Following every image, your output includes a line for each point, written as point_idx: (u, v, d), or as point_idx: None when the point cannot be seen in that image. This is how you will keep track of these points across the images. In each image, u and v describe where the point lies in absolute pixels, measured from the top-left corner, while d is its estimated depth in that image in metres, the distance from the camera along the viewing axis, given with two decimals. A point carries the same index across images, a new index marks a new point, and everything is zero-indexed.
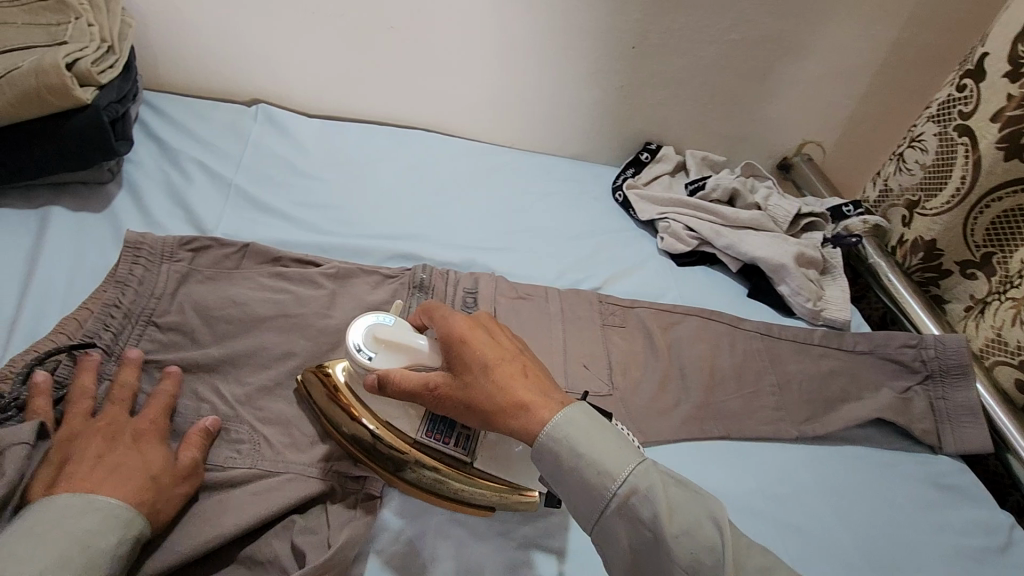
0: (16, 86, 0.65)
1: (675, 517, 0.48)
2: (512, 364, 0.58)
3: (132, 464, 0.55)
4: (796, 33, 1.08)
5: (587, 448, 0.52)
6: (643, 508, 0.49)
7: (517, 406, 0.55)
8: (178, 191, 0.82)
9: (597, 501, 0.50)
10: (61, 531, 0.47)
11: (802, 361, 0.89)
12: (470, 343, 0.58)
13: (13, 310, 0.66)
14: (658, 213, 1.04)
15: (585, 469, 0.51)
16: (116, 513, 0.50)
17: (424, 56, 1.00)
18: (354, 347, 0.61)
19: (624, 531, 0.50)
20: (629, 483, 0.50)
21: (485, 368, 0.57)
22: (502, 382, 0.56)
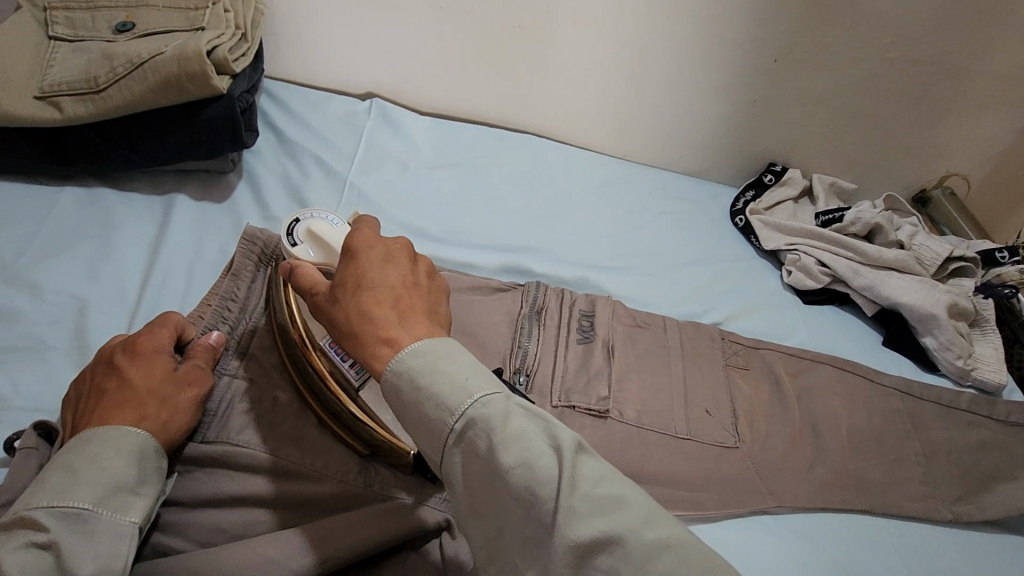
0: (160, 71, 0.64)
1: (522, 448, 0.40)
2: (388, 292, 0.49)
3: (136, 387, 0.50)
4: (966, 53, 0.95)
5: (432, 378, 0.44)
6: (481, 439, 0.41)
7: (375, 328, 0.47)
8: (297, 186, 0.81)
9: (439, 427, 0.43)
10: (65, 466, 0.44)
11: (949, 429, 0.78)
12: (359, 258, 0.50)
13: (135, 298, 0.62)
14: (786, 243, 0.95)
15: (427, 403, 0.43)
16: (114, 436, 0.47)
17: (548, 58, 0.95)
18: (290, 235, 0.64)
19: (461, 465, 0.43)
20: (469, 414, 0.42)
21: (370, 288, 0.49)
22: (371, 307, 0.48)
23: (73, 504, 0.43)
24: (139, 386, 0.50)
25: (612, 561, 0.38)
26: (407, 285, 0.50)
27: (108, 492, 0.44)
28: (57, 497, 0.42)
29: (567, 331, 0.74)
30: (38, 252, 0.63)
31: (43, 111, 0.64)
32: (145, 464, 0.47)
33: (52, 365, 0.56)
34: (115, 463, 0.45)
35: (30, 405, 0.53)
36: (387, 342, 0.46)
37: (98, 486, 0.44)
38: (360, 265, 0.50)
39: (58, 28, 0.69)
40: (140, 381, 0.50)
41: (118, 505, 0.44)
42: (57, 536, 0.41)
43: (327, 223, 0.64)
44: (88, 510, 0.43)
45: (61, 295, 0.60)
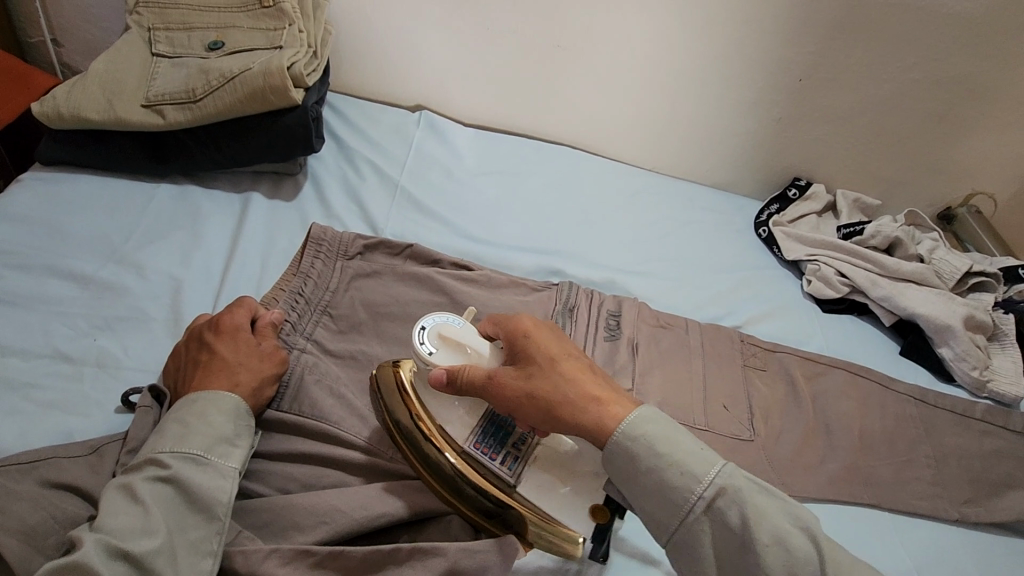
0: (250, 86, 0.74)
1: (773, 524, 0.49)
2: (584, 374, 0.57)
3: (226, 358, 0.60)
4: (991, 78, 0.99)
5: (665, 450, 0.52)
6: (731, 512, 0.50)
7: (589, 400, 0.56)
8: (354, 187, 0.89)
9: (680, 499, 0.51)
10: (182, 420, 0.55)
11: (962, 435, 0.82)
12: (507, 381, 0.57)
13: (219, 280, 0.72)
14: (807, 254, 0.99)
15: (669, 473, 0.51)
16: (213, 400, 0.56)
17: (585, 75, 1.03)
18: (418, 341, 0.62)
19: (707, 532, 0.50)
20: (715, 483, 0.51)
21: (560, 402, 0.55)
22: (566, 410, 0.55)
23: (189, 449, 0.53)
24: (229, 357, 0.60)
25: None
26: (569, 354, 0.59)
27: (215, 441, 0.54)
28: (177, 444, 0.53)
29: (596, 326, 0.80)
30: (141, 238, 0.73)
31: (148, 117, 0.75)
32: (240, 422, 0.57)
33: (154, 334, 0.65)
34: (217, 419, 0.55)
35: (137, 366, 0.62)
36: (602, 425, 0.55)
37: (207, 435, 0.54)
38: (533, 371, 0.57)
39: (159, 46, 0.81)
40: (229, 353, 0.60)
41: (220, 453, 0.54)
42: (177, 471, 0.51)
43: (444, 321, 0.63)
44: (200, 454, 0.53)
45: (161, 276, 0.70)
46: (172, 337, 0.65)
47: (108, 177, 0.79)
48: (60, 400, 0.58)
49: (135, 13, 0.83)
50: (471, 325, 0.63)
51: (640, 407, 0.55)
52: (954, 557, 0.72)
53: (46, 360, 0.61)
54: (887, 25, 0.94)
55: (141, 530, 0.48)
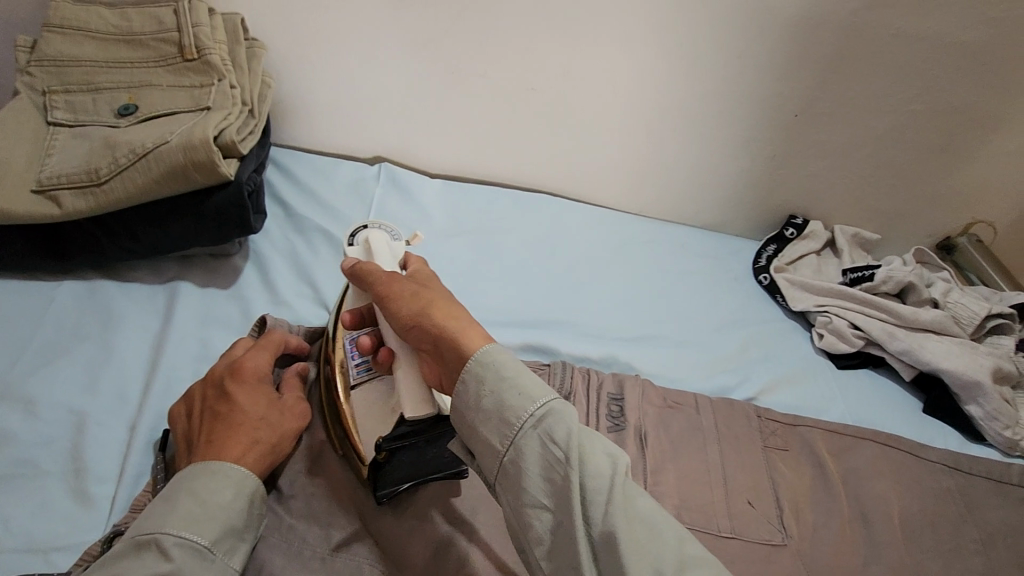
0: (166, 163, 0.61)
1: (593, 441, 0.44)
2: (465, 307, 0.54)
3: (247, 416, 0.52)
4: (995, 105, 0.93)
5: (514, 373, 0.47)
6: (557, 430, 0.44)
7: (447, 320, 0.51)
8: (306, 263, 0.77)
9: (511, 422, 0.46)
10: (194, 495, 0.46)
11: (1004, 508, 0.74)
12: (410, 292, 0.54)
13: (137, 404, 0.58)
14: (816, 304, 0.91)
15: (506, 390, 0.47)
16: (231, 472, 0.48)
17: (562, 117, 0.92)
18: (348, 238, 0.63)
19: (529, 456, 0.44)
20: (547, 405, 0.46)
21: (430, 308, 0.52)
22: (437, 321, 0.51)
23: (198, 539, 0.44)
24: (252, 413, 0.53)
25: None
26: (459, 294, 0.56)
27: (225, 533, 0.46)
28: (186, 527, 0.44)
29: (597, 417, 0.69)
30: (37, 359, 0.59)
31: (40, 207, 0.61)
32: (252, 511, 0.49)
33: (49, 495, 0.51)
34: (232, 502, 0.47)
35: (23, 544, 0.48)
36: (461, 335, 0.50)
37: (217, 521, 0.46)
38: (416, 287, 0.54)
39: (57, 114, 0.67)
40: (251, 410, 0.53)
41: (226, 548, 0.46)
42: (181, 568, 0.43)
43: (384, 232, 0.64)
44: (207, 547, 0.44)
45: (62, 411, 0.56)
46: (73, 496, 0.51)
47: None
48: None
49: (26, 73, 0.69)
50: (401, 245, 0.63)
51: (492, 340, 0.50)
52: None
53: None
54: (888, 55, 0.86)
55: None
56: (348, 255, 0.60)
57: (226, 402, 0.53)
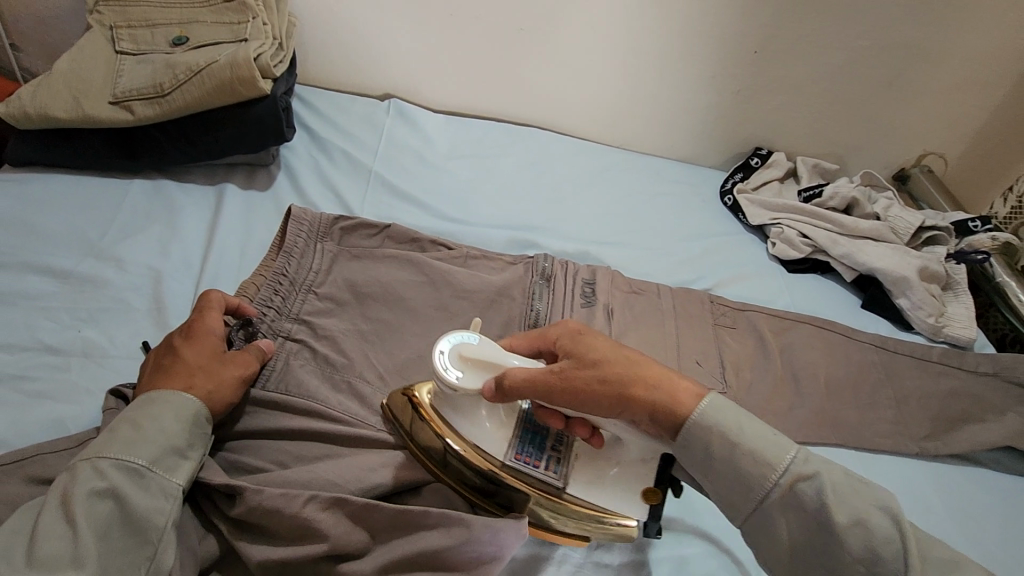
0: (216, 77, 0.75)
1: (851, 506, 0.44)
2: (627, 362, 0.54)
3: (187, 362, 0.59)
4: (934, 40, 1.04)
5: (732, 437, 0.48)
6: (808, 494, 0.45)
7: (645, 381, 0.52)
8: (328, 175, 0.91)
9: (751, 488, 0.47)
10: (133, 422, 0.52)
11: (921, 378, 0.86)
12: (578, 375, 0.54)
13: (199, 269, 0.73)
14: (770, 218, 1.04)
15: (743, 462, 0.48)
16: (169, 401, 0.55)
17: (549, 56, 1.05)
18: (440, 366, 0.57)
19: (783, 520, 0.47)
20: (793, 470, 0.47)
21: (592, 385, 0.53)
22: (633, 387, 0.52)
23: (134, 460, 0.50)
24: (190, 360, 0.58)
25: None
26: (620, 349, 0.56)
27: (162, 455, 0.52)
28: (123, 452, 0.50)
29: (573, 295, 0.82)
30: (117, 232, 0.74)
31: (116, 114, 0.75)
32: (195, 432, 0.55)
33: (139, 325, 0.66)
34: (171, 427, 0.53)
35: (123, 354, 0.63)
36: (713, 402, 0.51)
37: (154, 445, 0.52)
38: (591, 367, 0.54)
39: (124, 43, 0.80)
40: (191, 357, 0.59)
41: (167, 467, 0.52)
42: (116, 485, 0.49)
43: (465, 340, 0.58)
44: (144, 467, 0.50)
45: (140, 268, 0.71)
46: (156, 327, 0.66)
47: (83, 176, 0.80)
48: (48, 390, 0.59)
49: (97, 12, 0.82)
50: (494, 343, 0.59)
51: (715, 398, 0.50)
52: (920, 491, 0.76)
53: (34, 352, 0.62)
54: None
55: (75, 557, 0.45)
56: (465, 386, 0.56)
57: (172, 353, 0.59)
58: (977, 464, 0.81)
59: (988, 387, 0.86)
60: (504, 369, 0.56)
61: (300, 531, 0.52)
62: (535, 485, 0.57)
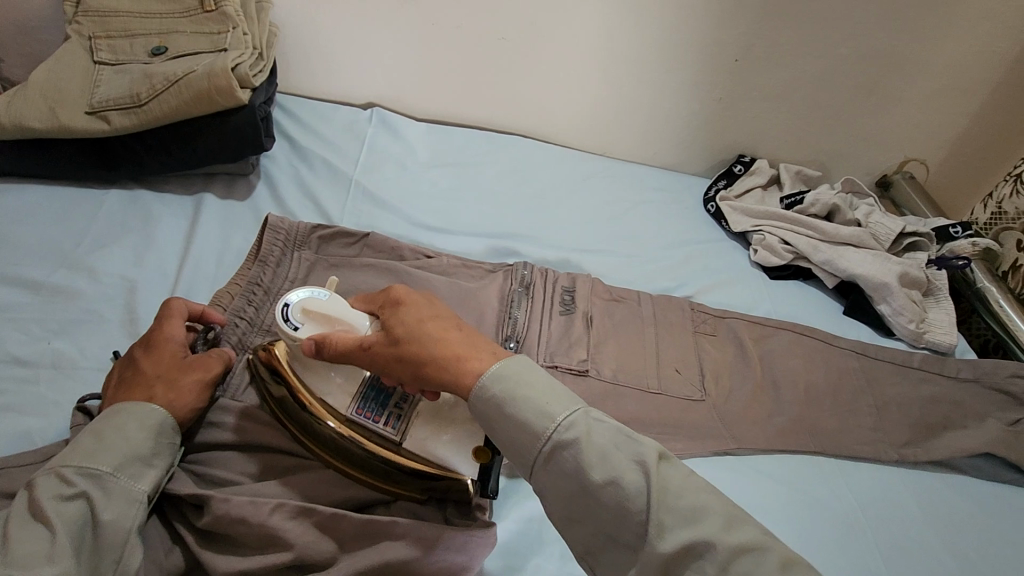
0: (194, 87, 0.75)
1: (609, 464, 0.44)
2: (432, 332, 0.54)
3: (147, 373, 0.58)
4: (912, 48, 1.05)
5: (542, 407, 0.47)
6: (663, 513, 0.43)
7: (448, 357, 0.52)
8: (308, 184, 0.91)
9: (530, 448, 0.47)
10: (96, 432, 0.52)
11: (901, 384, 0.86)
12: (382, 349, 0.55)
13: (174, 280, 0.73)
14: (752, 225, 1.05)
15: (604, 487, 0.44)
16: (131, 409, 0.54)
17: (530, 65, 1.05)
18: (281, 318, 0.59)
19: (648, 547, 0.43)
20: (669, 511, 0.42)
21: (427, 356, 0.53)
22: (434, 364, 0.52)
23: (99, 467, 0.50)
24: (149, 371, 0.58)
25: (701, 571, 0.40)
26: (432, 316, 0.56)
27: (128, 461, 0.52)
28: (87, 460, 0.50)
29: (552, 303, 0.82)
30: (92, 243, 0.74)
31: (93, 124, 0.75)
32: (161, 440, 0.54)
33: (110, 336, 0.66)
34: (135, 434, 0.53)
35: (94, 365, 0.63)
36: (467, 360, 0.52)
37: (120, 452, 0.51)
38: (390, 338, 0.55)
39: (102, 54, 0.80)
40: (150, 368, 0.58)
41: (133, 473, 0.52)
42: (83, 490, 0.49)
43: (315, 297, 0.61)
44: (109, 474, 0.50)
45: (114, 278, 0.71)
46: (128, 338, 0.66)
47: (60, 186, 0.80)
48: (17, 402, 0.59)
49: (74, 22, 0.82)
50: (339, 298, 0.61)
51: (515, 358, 0.51)
52: (900, 499, 0.76)
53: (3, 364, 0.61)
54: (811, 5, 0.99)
55: (48, 559, 0.44)
56: (294, 335, 0.58)
57: (132, 364, 0.59)
58: (958, 472, 0.81)
59: (968, 393, 0.86)
60: (342, 323, 0.58)
61: (268, 542, 0.52)
62: (399, 452, 0.58)
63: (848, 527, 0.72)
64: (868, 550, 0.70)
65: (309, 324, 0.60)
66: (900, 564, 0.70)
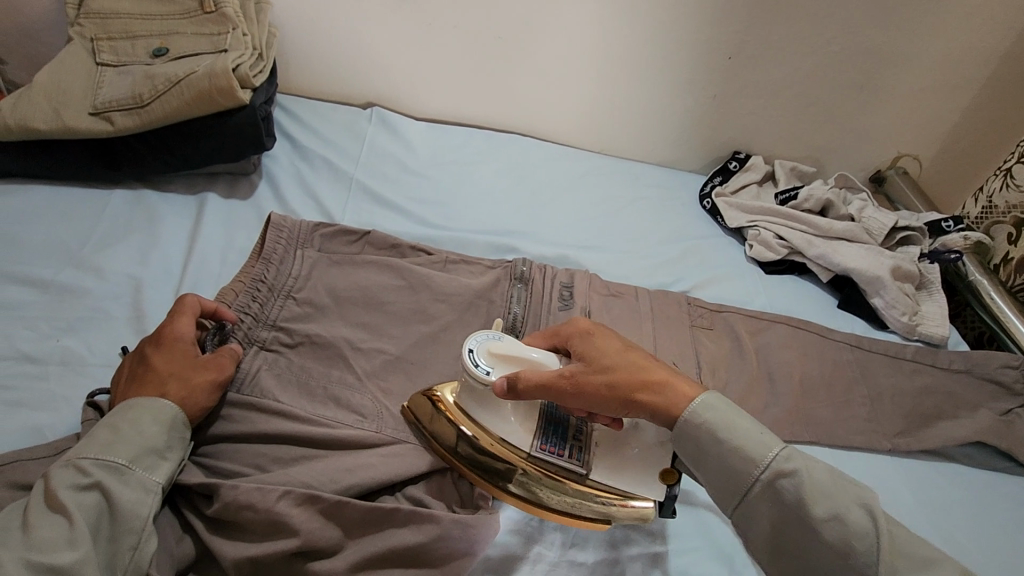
0: (195, 87, 0.76)
1: (763, 456, 0.51)
2: (632, 362, 0.57)
3: (158, 370, 0.59)
4: (903, 44, 1.06)
5: (728, 433, 0.53)
6: (789, 489, 0.49)
7: (656, 385, 0.56)
8: (309, 183, 0.92)
9: (745, 476, 0.51)
10: (111, 424, 0.54)
11: (894, 375, 0.88)
12: (588, 382, 0.56)
13: (179, 278, 0.74)
14: (748, 221, 1.06)
15: (731, 459, 0.52)
16: (144, 404, 0.56)
17: (527, 63, 1.06)
18: (471, 363, 0.59)
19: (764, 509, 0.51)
20: (774, 467, 0.51)
21: (638, 385, 0.56)
22: (643, 392, 0.56)
23: (114, 458, 0.52)
24: (161, 368, 0.59)
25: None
26: (624, 349, 0.59)
27: (143, 452, 0.53)
28: (103, 452, 0.52)
29: (551, 298, 0.83)
30: (98, 242, 0.75)
31: (97, 124, 0.76)
32: (173, 434, 0.56)
33: (118, 333, 0.67)
34: (149, 427, 0.54)
35: (102, 362, 0.64)
36: (675, 393, 0.56)
37: (134, 444, 0.53)
38: (590, 368, 0.57)
39: (104, 55, 0.81)
40: (162, 365, 0.59)
41: (147, 465, 0.53)
42: (98, 480, 0.50)
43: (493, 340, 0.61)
44: (124, 465, 0.52)
45: (121, 277, 0.72)
46: (134, 335, 0.67)
47: (64, 186, 0.81)
48: (26, 398, 0.60)
49: (76, 24, 0.83)
50: (514, 337, 0.61)
51: (707, 391, 0.56)
52: (893, 488, 0.78)
53: (12, 361, 0.62)
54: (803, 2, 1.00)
55: (67, 545, 0.46)
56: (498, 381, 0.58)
57: (144, 360, 0.60)
58: (950, 461, 0.82)
59: (959, 383, 0.87)
60: (536, 364, 0.58)
61: (277, 530, 0.53)
62: (558, 471, 0.60)
63: None
64: None
65: (497, 365, 0.59)
66: None
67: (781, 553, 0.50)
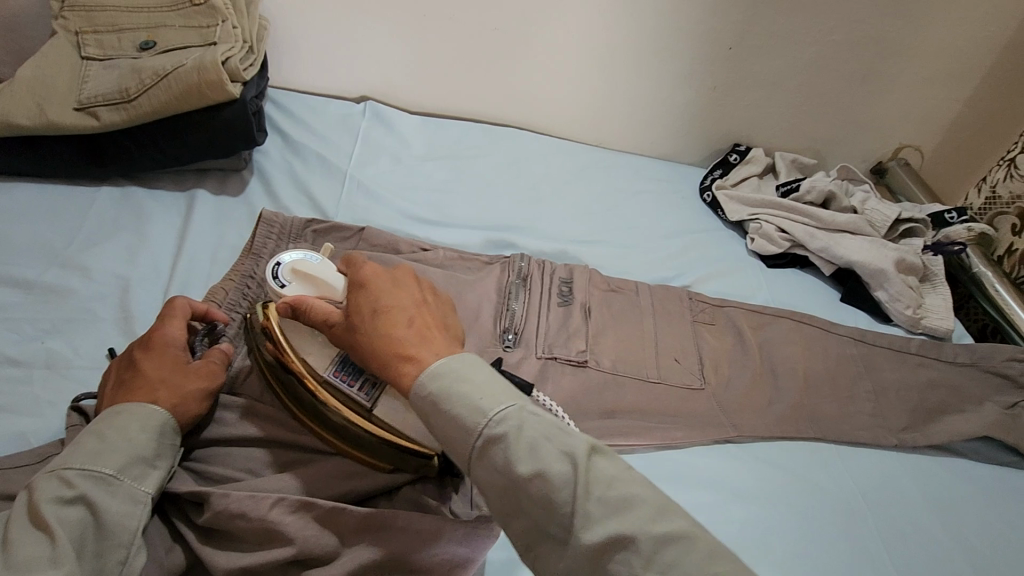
0: (183, 81, 0.74)
1: (537, 456, 0.44)
2: (410, 322, 0.54)
3: (148, 375, 0.57)
4: (906, 33, 1.04)
5: (471, 394, 0.47)
6: (497, 452, 0.45)
7: (396, 352, 0.52)
8: (301, 178, 0.90)
9: (463, 443, 0.46)
10: (97, 432, 0.51)
11: (899, 369, 0.86)
12: (368, 337, 0.54)
13: (168, 277, 0.72)
14: (749, 214, 1.04)
15: (457, 420, 0.47)
16: (133, 411, 0.53)
17: (523, 55, 1.04)
18: (273, 275, 0.64)
19: (481, 468, 0.45)
20: (490, 431, 0.45)
21: (399, 344, 0.52)
22: (414, 353, 0.52)
23: (101, 468, 0.49)
24: (151, 374, 0.57)
25: (627, 559, 0.41)
26: (417, 304, 0.56)
27: (131, 462, 0.51)
28: (89, 462, 0.49)
29: (550, 294, 0.82)
30: (83, 241, 0.73)
31: (82, 120, 0.74)
32: (163, 441, 0.54)
33: (105, 334, 0.65)
34: (138, 435, 0.52)
35: (89, 365, 0.62)
36: (409, 359, 0.51)
37: (122, 453, 0.51)
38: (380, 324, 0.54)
39: (89, 49, 0.79)
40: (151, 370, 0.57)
41: (136, 474, 0.51)
42: (85, 492, 0.48)
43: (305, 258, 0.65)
44: (112, 475, 0.50)
45: (107, 277, 0.70)
46: (122, 336, 0.65)
47: (50, 184, 0.79)
48: (11, 403, 0.58)
49: (61, 17, 0.80)
50: (331, 263, 0.65)
51: (465, 356, 0.50)
52: (900, 484, 0.76)
53: None
54: None
55: (49, 563, 0.43)
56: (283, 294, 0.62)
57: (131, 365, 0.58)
58: (957, 455, 0.81)
59: (966, 376, 0.86)
60: (327, 288, 0.62)
61: (269, 537, 0.51)
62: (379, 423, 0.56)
63: (850, 513, 0.72)
64: (869, 536, 0.70)
65: (298, 284, 0.63)
66: (901, 550, 0.70)
67: (554, 541, 0.43)
